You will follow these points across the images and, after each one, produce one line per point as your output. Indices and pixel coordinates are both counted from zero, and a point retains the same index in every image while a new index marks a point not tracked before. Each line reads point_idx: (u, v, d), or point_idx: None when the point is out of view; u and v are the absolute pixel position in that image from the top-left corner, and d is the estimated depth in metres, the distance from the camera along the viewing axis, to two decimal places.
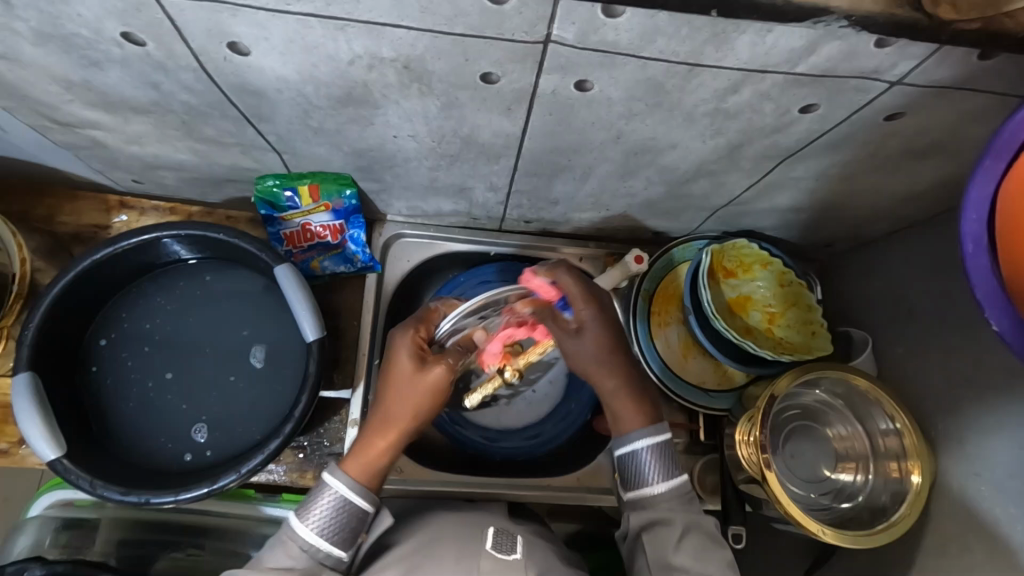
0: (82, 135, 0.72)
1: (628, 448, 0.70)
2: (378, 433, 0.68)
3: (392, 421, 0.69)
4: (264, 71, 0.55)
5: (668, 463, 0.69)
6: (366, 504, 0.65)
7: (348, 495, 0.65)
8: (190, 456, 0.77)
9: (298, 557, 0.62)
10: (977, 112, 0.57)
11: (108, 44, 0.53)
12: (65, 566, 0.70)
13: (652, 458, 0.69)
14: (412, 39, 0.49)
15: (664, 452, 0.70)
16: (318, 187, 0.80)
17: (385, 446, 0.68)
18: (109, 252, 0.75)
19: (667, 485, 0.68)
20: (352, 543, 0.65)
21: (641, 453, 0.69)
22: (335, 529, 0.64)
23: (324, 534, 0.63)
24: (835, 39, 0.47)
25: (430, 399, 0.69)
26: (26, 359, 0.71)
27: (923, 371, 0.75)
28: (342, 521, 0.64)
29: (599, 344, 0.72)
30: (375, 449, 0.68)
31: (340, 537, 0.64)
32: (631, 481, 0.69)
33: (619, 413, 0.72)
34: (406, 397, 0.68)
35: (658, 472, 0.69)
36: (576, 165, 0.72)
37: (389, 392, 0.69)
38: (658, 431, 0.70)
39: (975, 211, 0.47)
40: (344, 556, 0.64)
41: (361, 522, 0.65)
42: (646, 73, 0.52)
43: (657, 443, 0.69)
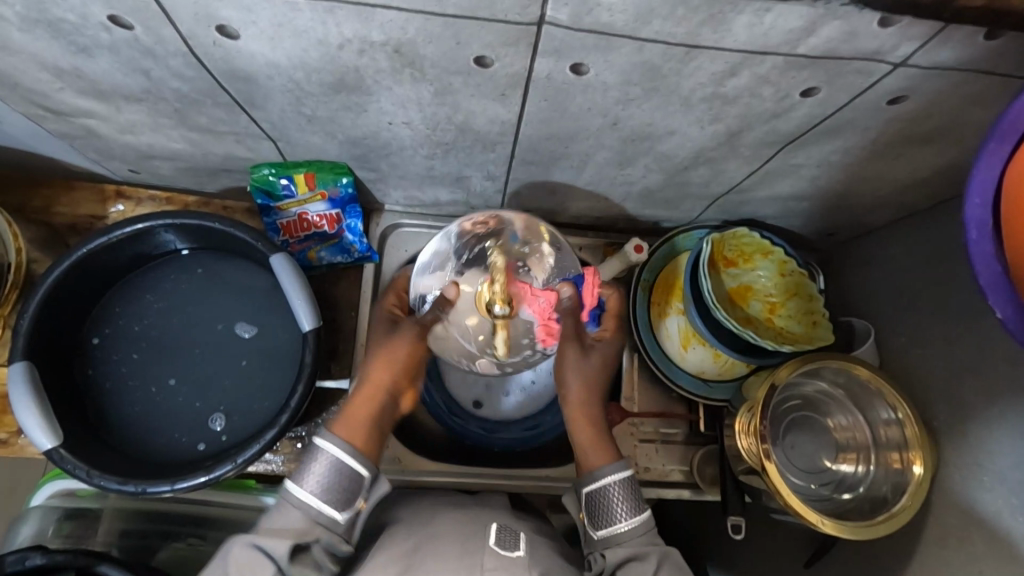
0: (75, 124, 0.71)
1: (597, 484, 0.68)
2: (363, 398, 0.71)
3: (373, 390, 0.72)
4: (254, 56, 0.54)
5: (636, 499, 0.68)
6: (362, 468, 0.65)
7: (341, 453, 0.65)
8: (204, 446, 0.77)
9: (295, 519, 0.62)
10: (982, 95, 0.56)
11: (96, 29, 0.52)
12: (64, 556, 0.70)
13: (621, 493, 0.68)
14: (403, 22, 0.48)
15: (630, 487, 0.68)
16: (314, 176, 0.79)
17: (369, 411, 0.70)
18: (103, 241, 0.75)
19: (632, 522, 0.66)
20: (346, 504, 0.64)
21: (609, 487, 0.68)
22: (329, 486, 0.63)
23: (317, 492, 0.63)
24: (835, 20, 0.46)
25: (401, 370, 0.74)
26: (22, 348, 0.71)
27: (926, 360, 0.74)
28: (336, 478, 0.64)
29: (603, 363, 0.77)
30: (362, 410, 0.70)
31: (333, 494, 0.63)
32: (600, 519, 0.67)
33: (587, 452, 0.72)
34: (383, 368, 0.73)
35: (623, 507, 0.67)
36: (574, 153, 0.71)
37: (369, 363, 0.74)
38: (624, 466, 0.69)
39: (979, 196, 0.46)
40: (338, 517, 0.63)
41: (355, 484, 0.65)
42: (642, 56, 0.51)
43: (625, 477, 0.68)
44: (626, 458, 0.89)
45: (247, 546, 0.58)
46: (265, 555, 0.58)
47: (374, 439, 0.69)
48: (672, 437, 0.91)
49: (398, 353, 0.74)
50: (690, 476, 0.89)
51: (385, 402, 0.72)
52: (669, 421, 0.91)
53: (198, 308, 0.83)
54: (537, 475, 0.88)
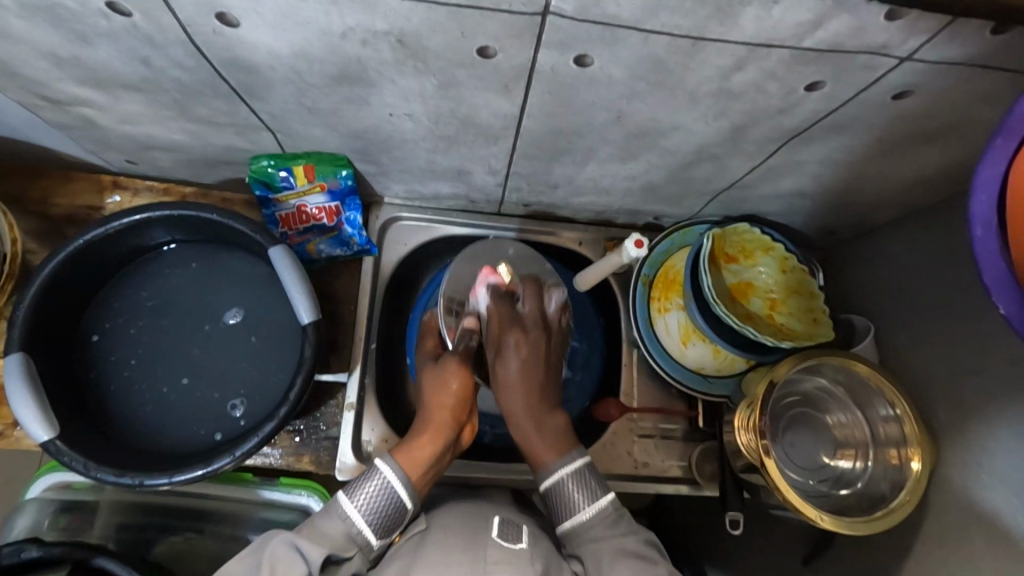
0: (72, 114, 0.70)
1: (552, 480, 0.68)
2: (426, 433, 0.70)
3: (437, 425, 0.71)
4: (255, 45, 0.53)
5: (595, 491, 0.68)
6: (411, 504, 0.66)
7: (397, 486, 0.65)
8: (220, 436, 0.77)
9: (336, 530, 0.62)
10: (987, 91, 0.56)
11: (95, 17, 0.51)
12: (61, 548, 0.69)
13: (575, 485, 0.68)
14: (407, 12, 0.48)
15: (585, 477, 0.68)
16: (313, 169, 0.78)
17: (432, 443, 0.69)
18: (102, 232, 0.74)
19: (593, 509, 0.66)
20: (386, 534, 0.64)
21: (563, 481, 0.68)
22: (377, 511, 0.64)
23: (366, 512, 0.63)
24: (844, 13, 0.45)
25: (462, 404, 0.73)
26: (19, 340, 0.70)
27: (926, 358, 0.74)
28: (385, 508, 0.64)
29: (523, 367, 0.73)
30: (425, 444, 0.69)
31: (380, 523, 0.64)
32: (560, 513, 0.67)
33: (534, 449, 0.71)
34: (447, 404, 0.72)
35: (583, 498, 0.67)
36: (576, 147, 0.70)
37: (430, 396, 0.73)
38: (573, 459, 0.69)
39: (985, 192, 0.46)
40: (373, 543, 0.63)
41: (400, 517, 0.65)
42: (648, 49, 0.51)
43: (577, 469, 0.69)
44: (626, 454, 0.89)
45: (286, 544, 0.58)
46: (299, 554, 0.58)
47: (432, 474, 0.69)
48: (671, 433, 0.91)
49: (457, 386, 0.73)
50: (689, 472, 0.89)
51: (449, 437, 0.71)
52: (668, 417, 0.91)
53: (197, 299, 0.83)
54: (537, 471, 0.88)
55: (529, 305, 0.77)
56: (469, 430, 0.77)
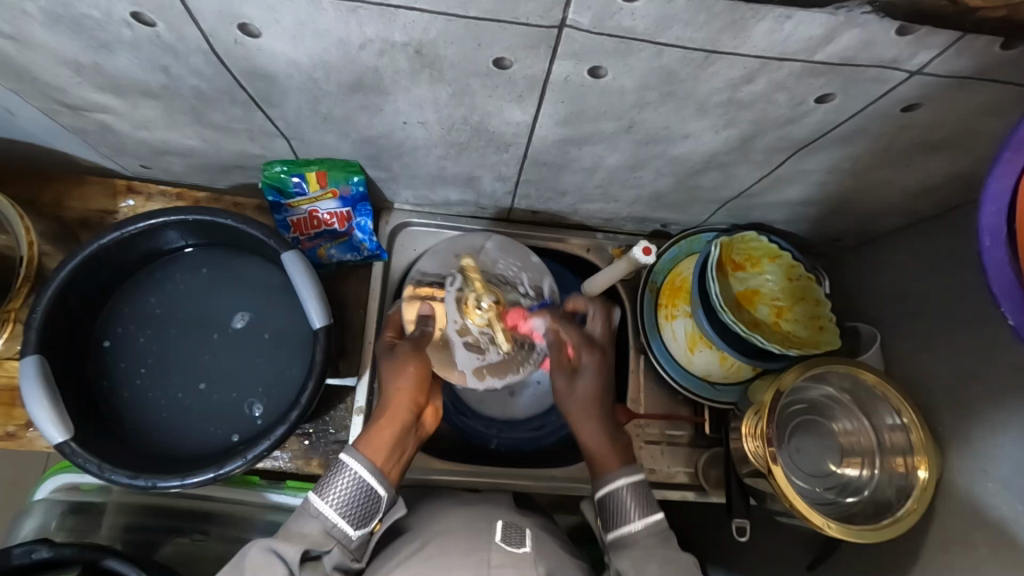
0: (89, 119, 0.71)
1: (607, 489, 0.69)
2: (387, 420, 0.69)
3: (396, 412, 0.70)
4: (274, 54, 0.54)
5: (649, 501, 0.68)
6: (382, 489, 0.66)
7: (366, 477, 0.65)
8: (238, 437, 0.78)
9: (312, 528, 0.63)
10: (995, 105, 0.56)
11: (118, 26, 0.52)
12: (73, 549, 0.70)
13: (632, 497, 0.68)
14: (424, 23, 0.49)
15: (642, 493, 0.68)
16: (326, 174, 0.80)
17: (393, 430, 0.69)
18: (117, 236, 0.75)
19: (645, 522, 0.67)
20: (362, 524, 0.64)
21: (620, 491, 0.68)
22: (350, 503, 0.64)
23: (339, 506, 0.63)
24: (855, 28, 0.46)
25: (421, 390, 0.73)
26: (34, 342, 0.71)
27: (932, 367, 0.75)
28: (357, 498, 0.64)
29: (596, 381, 0.76)
30: (387, 431, 0.69)
31: (353, 513, 0.64)
32: (614, 521, 0.68)
33: (599, 457, 0.72)
34: (405, 389, 0.72)
35: (636, 509, 0.67)
36: (586, 155, 0.71)
37: (388, 386, 0.72)
38: (632, 472, 0.69)
39: (994, 205, 0.46)
40: (352, 534, 0.64)
41: (375, 506, 0.65)
42: (661, 60, 0.52)
43: (635, 480, 0.69)
44: None
45: (260, 548, 0.59)
46: (276, 556, 0.59)
47: (398, 460, 0.69)
48: (676, 439, 0.91)
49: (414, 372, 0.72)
50: (696, 478, 0.89)
51: (410, 423, 0.71)
52: (673, 424, 0.92)
53: (208, 303, 0.83)
54: (545, 477, 0.88)
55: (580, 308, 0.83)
56: (431, 414, 0.76)
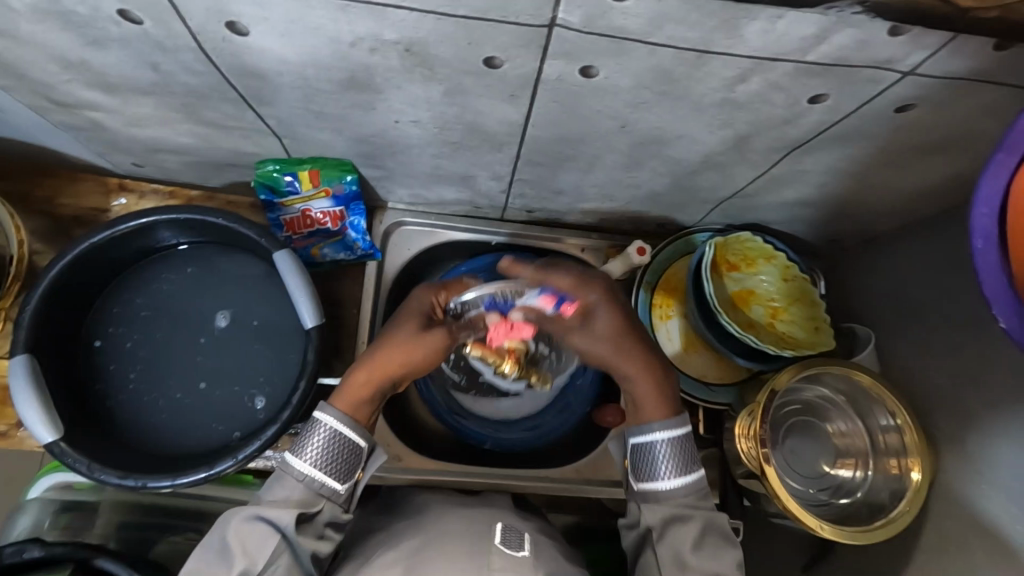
0: (81, 116, 0.71)
1: (645, 438, 0.67)
2: (372, 372, 0.68)
3: (381, 369, 0.68)
4: (264, 53, 0.54)
5: (685, 459, 0.66)
6: (361, 439, 0.65)
7: (342, 428, 0.65)
8: (239, 435, 0.77)
9: (294, 490, 0.62)
10: (989, 105, 0.56)
11: (105, 22, 0.52)
12: (63, 548, 0.70)
13: (671, 451, 0.66)
14: (415, 21, 0.48)
15: (682, 447, 0.66)
16: (319, 173, 0.79)
17: (372, 387, 0.68)
18: (109, 234, 0.74)
19: (677, 482, 0.65)
20: (348, 476, 0.64)
21: (659, 443, 0.66)
22: (330, 460, 0.64)
23: (321, 464, 0.63)
24: (849, 27, 0.46)
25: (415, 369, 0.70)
26: (24, 341, 0.70)
27: (927, 368, 0.74)
28: (338, 454, 0.64)
29: (611, 327, 0.70)
30: (365, 385, 0.68)
31: (336, 468, 0.64)
32: (643, 471, 0.67)
33: (641, 404, 0.69)
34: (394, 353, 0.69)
35: (671, 466, 0.66)
36: (581, 155, 0.71)
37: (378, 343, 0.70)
38: (676, 424, 0.67)
39: (987, 206, 0.46)
40: (339, 489, 0.64)
41: (357, 458, 0.65)
42: (654, 60, 0.51)
43: (677, 435, 0.66)
44: None
45: (249, 519, 0.60)
46: (268, 524, 0.60)
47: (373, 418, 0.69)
48: None
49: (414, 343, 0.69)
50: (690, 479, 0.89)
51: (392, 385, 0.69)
52: None
53: (200, 303, 0.83)
54: (539, 477, 0.87)
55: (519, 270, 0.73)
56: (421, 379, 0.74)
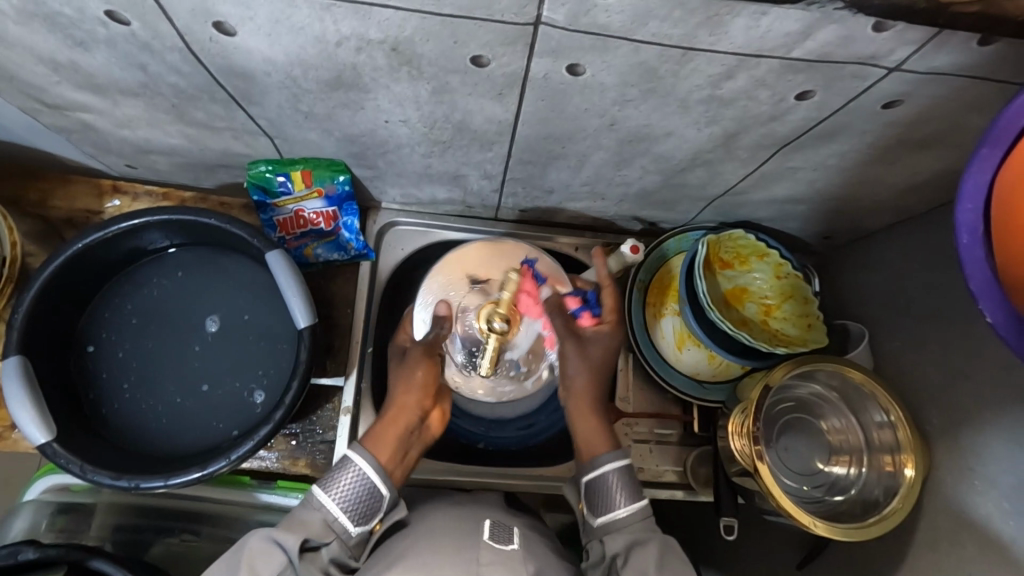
0: (71, 118, 0.71)
1: (597, 471, 0.71)
2: (394, 419, 0.71)
3: (403, 413, 0.72)
4: (250, 53, 0.54)
5: (635, 488, 0.70)
6: (384, 486, 0.66)
7: (370, 473, 0.66)
8: (234, 435, 0.78)
9: (314, 518, 0.64)
10: (976, 101, 0.56)
11: (92, 24, 0.52)
12: (58, 549, 0.70)
13: (619, 481, 0.70)
14: (400, 20, 0.48)
15: (628, 478, 0.70)
16: (311, 173, 0.79)
17: (399, 434, 0.70)
18: (100, 235, 0.74)
19: (632, 508, 0.68)
20: (363, 521, 0.65)
21: (607, 475, 0.70)
22: (353, 499, 0.65)
23: (341, 500, 0.65)
24: (832, 23, 0.46)
25: (427, 393, 0.74)
26: (16, 343, 0.71)
27: (919, 365, 0.75)
28: (360, 494, 0.65)
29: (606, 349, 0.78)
30: (392, 430, 0.70)
31: (355, 510, 0.65)
32: (598, 505, 0.69)
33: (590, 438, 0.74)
34: (410, 398, 0.73)
35: (622, 495, 0.69)
36: (571, 153, 0.71)
37: (395, 391, 0.74)
38: (621, 454, 0.71)
39: (971, 202, 0.46)
40: (351, 530, 0.65)
41: (377, 503, 0.66)
42: (639, 57, 0.51)
43: (623, 465, 0.71)
44: None
45: (264, 539, 0.60)
46: (277, 546, 0.60)
47: (401, 463, 0.70)
48: (666, 438, 0.91)
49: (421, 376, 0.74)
50: (684, 477, 0.89)
51: (415, 425, 0.72)
52: (663, 422, 0.92)
53: (192, 305, 0.83)
54: (532, 476, 0.88)
55: (602, 265, 0.80)
56: (439, 417, 0.77)
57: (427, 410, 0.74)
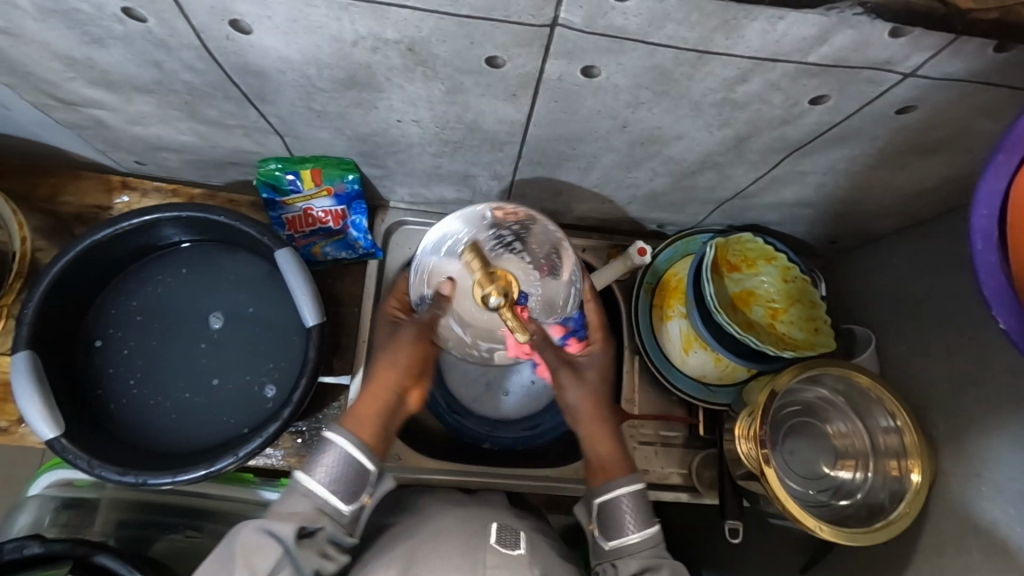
0: (83, 114, 0.71)
1: (609, 497, 0.68)
2: (374, 393, 0.69)
3: (382, 386, 0.69)
4: (266, 51, 0.54)
5: (648, 514, 0.68)
6: (368, 461, 0.65)
7: (351, 450, 0.65)
8: (241, 432, 0.78)
9: (302, 505, 0.63)
10: (988, 107, 0.56)
11: (109, 20, 0.52)
12: (64, 545, 0.70)
13: (631, 508, 0.68)
14: (417, 20, 0.49)
15: (641, 502, 0.68)
16: (321, 172, 0.79)
17: (381, 408, 0.68)
18: (111, 231, 0.75)
19: (643, 534, 0.67)
20: (353, 497, 0.64)
21: (620, 500, 0.68)
22: (340, 479, 0.64)
23: (327, 482, 0.63)
24: (849, 28, 0.46)
25: (410, 368, 0.70)
26: (26, 337, 0.71)
27: (926, 370, 0.75)
28: (346, 471, 0.64)
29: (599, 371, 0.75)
30: (372, 404, 0.68)
31: (343, 486, 0.64)
32: (608, 531, 0.67)
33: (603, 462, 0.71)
34: (391, 369, 0.69)
35: (633, 523, 0.67)
36: (581, 155, 0.71)
37: (377, 362, 0.71)
38: (635, 482, 0.69)
39: (986, 207, 0.46)
40: (343, 509, 0.64)
41: (364, 476, 0.65)
42: (654, 60, 0.51)
43: (637, 491, 0.68)
44: None
45: (255, 531, 0.59)
46: (273, 537, 0.59)
47: (383, 439, 0.68)
48: (670, 440, 0.91)
49: (410, 350, 0.70)
50: (689, 479, 0.89)
51: (397, 396, 0.69)
52: (669, 424, 0.91)
53: (199, 302, 0.83)
54: (536, 475, 0.88)
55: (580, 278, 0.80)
56: (421, 394, 0.73)
57: (408, 384, 0.71)
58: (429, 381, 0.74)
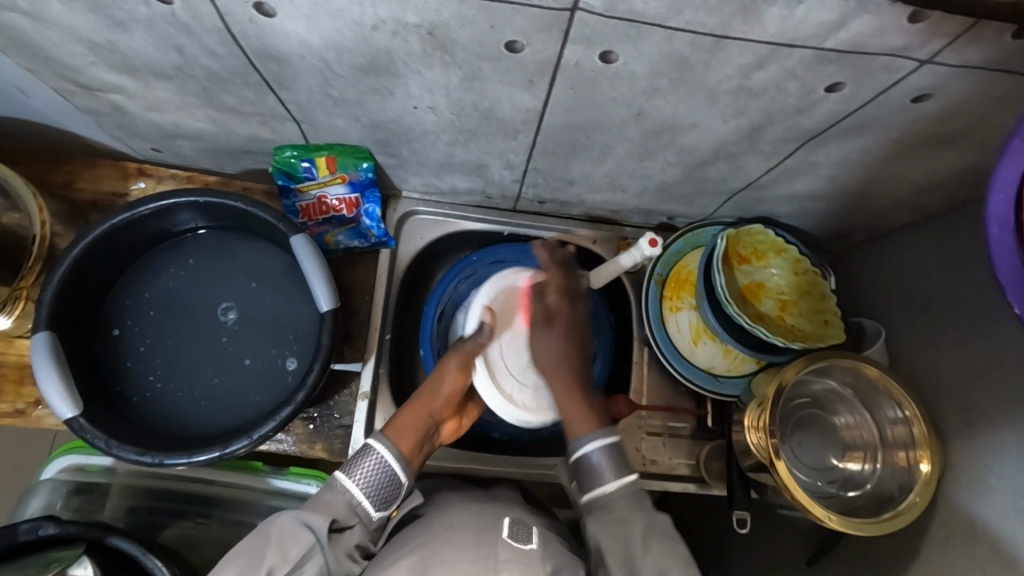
0: (103, 100, 0.72)
1: (580, 451, 0.69)
2: (411, 412, 0.75)
3: (423, 407, 0.76)
4: (287, 35, 0.55)
5: (624, 464, 0.69)
6: (404, 475, 0.69)
7: (392, 461, 0.69)
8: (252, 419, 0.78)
9: (338, 501, 0.65)
10: (1004, 96, 0.57)
11: (134, 3, 0.53)
12: (79, 527, 0.71)
13: (606, 458, 0.68)
14: (438, 5, 0.49)
15: (617, 453, 0.69)
16: (335, 160, 0.80)
17: (419, 425, 0.75)
18: (128, 216, 0.76)
19: (621, 483, 0.67)
20: (383, 506, 0.67)
21: (594, 451, 0.69)
22: (376, 486, 0.67)
23: (364, 485, 0.67)
24: (866, 13, 0.46)
25: (450, 403, 0.79)
26: (45, 320, 0.72)
27: (935, 361, 0.75)
28: (382, 482, 0.68)
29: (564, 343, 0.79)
30: (411, 420, 0.74)
31: (378, 495, 0.67)
32: (587, 483, 0.68)
33: (572, 421, 0.73)
34: (435, 396, 0.77)
35: (611, 471, 0.68)
36: (595, 143, 0.71)
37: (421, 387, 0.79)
38: (605, 434, 0.70)
39: (1003, 192, 0.47)
40: (372, 514, 0.66)
41: (396, 491, 0.69)
42: (671, 46, 0.52)
43: (609, 442, 0.69)
44: (635, 451, 0.89)
45: (293, 520, 0.61)
46: (307, 528, 0.61)
47: (418, 453, 0.74)
48: (679, 432, 0.91)
49: (450, 385, 0.78)
50: (697, 470, 0.89)
51: (430, 423, 0.76)
52: (677, 416, 0.92)
53: (213, 290, 0.84)
54: (546, 466, 0.88)
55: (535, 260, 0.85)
56: (452, 430, 0.81)
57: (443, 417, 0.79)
58: (461, 421, 0.83)
